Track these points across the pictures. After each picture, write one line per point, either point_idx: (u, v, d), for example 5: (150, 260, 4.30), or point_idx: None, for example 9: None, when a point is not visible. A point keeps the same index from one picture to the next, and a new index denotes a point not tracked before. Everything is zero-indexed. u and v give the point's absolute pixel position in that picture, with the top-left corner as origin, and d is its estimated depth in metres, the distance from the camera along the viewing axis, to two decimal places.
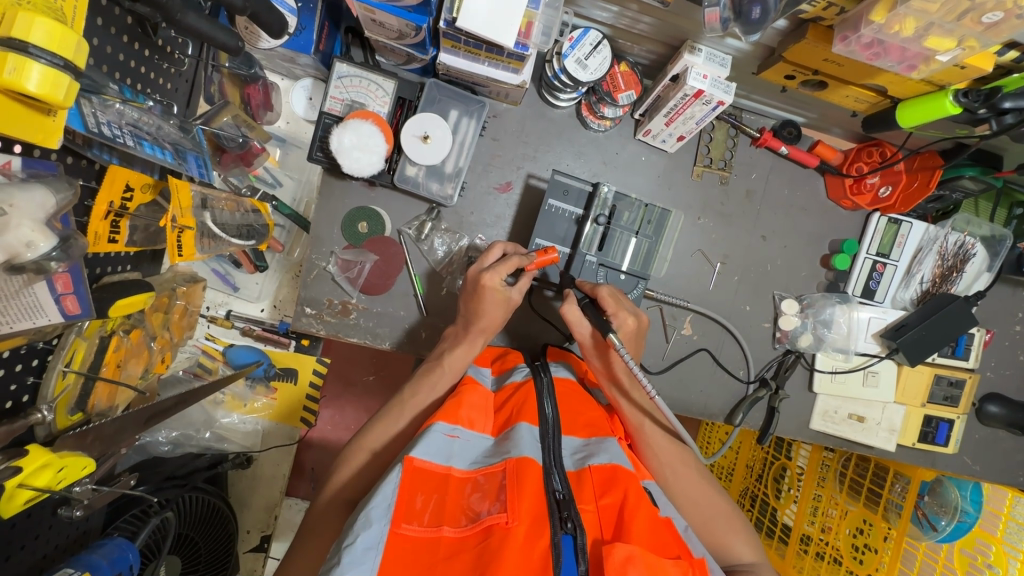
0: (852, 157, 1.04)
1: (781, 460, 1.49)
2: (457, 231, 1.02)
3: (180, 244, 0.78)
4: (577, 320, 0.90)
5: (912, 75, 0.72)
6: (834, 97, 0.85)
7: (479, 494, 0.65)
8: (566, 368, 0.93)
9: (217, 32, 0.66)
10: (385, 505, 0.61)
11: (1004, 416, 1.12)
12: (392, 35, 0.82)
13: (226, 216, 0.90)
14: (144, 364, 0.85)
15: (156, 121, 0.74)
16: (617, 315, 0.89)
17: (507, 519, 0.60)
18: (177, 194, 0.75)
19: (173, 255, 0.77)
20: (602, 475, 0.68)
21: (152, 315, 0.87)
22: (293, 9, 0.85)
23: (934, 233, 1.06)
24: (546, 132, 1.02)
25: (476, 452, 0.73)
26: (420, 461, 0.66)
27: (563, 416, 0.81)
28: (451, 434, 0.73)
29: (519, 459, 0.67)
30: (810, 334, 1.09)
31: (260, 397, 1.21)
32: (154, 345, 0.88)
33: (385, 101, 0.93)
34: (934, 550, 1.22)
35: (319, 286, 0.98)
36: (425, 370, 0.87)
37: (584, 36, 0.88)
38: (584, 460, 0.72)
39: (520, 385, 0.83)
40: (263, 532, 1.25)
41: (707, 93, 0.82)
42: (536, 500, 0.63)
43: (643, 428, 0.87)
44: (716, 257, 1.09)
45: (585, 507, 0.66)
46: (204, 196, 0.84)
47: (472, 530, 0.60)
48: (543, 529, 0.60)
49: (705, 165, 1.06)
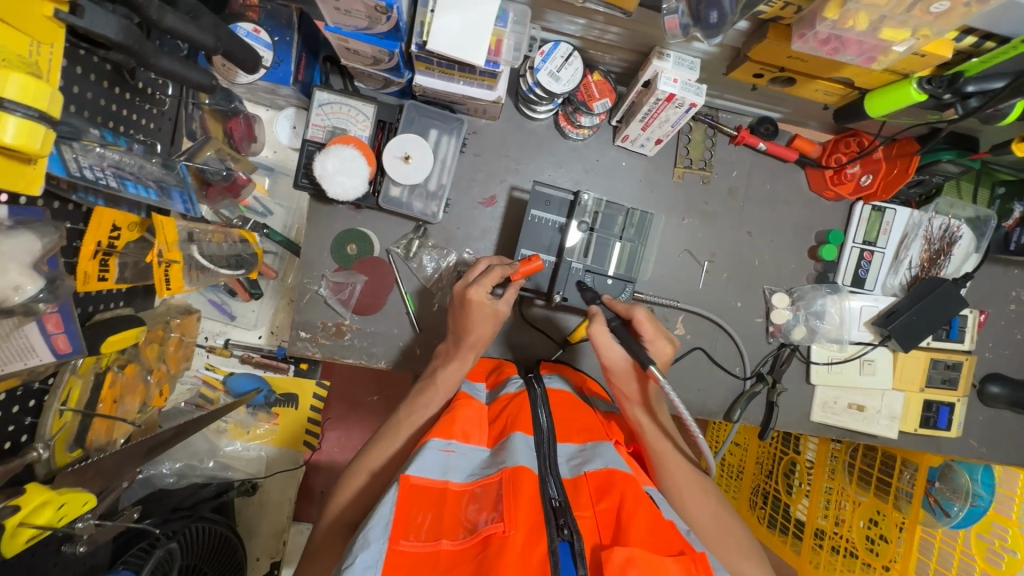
0: (830, 149, 1.06)
1: (789, 455, 1.55)
2: (445, 247, 1.03)
3: (169, 278, 0.80)
4: (607, 342, 0.87)
5: (873, 66, 0.72)
6: (803, 92, 0.86)
7: (476, 505, 0.65)
8: (560, 380, 0.94)
9: (190, 70, 0.68)
10: (383, 525, 0.62)
11: (1006, 396, 1.15)
12: (367, 61, 0.84)
13: (215, 248, 0.93)
14: (141, 398, 0.86)
15: (139, 161, 0.76)
16: (654, 341, 0.87)
17: (504, 528, 0.60)
18: (161, 229, 0.77)
19: (162, 289, 0.80)
20: (598, 481, 0.69)
21: (147, 348, 0.88)
22: (268, 45, 0.84)
23: (918, 217, 1.07)
24: (526, 144, 1.04)
25: (473, 464, 0.74)
26: (416, 478, 0.68)
27: (558, 424, 0.82)
28: (447, 448, 0.74)
29: (514, 469, 0.68)
30: (803, 326, 1.10)
31: (262, 423, 1.22)
32: (150, 378, 0.89)
33: (366, 125, 0.95)
34: (950, 537, 1.31)
35: (313, 309, 1.00)
36: (419, 388, 0.89)
37: (555, 50, 0.89)
38: (580, 466, 0.73)
39: (515, 396, 0.84)
40: (273, 558, 1.23)
41: (679, 96, 0.85)
42: (533, 508, 0.64)
43: (660, 447, 0.86)
44: (703, 255, 1.10)
45: (582, 513, 0.66)
46: (189, 231, 0.88)
47: (471, 541, 0.61)
48: (540, 535, 0.61)
49: (686, 166, 1.07)
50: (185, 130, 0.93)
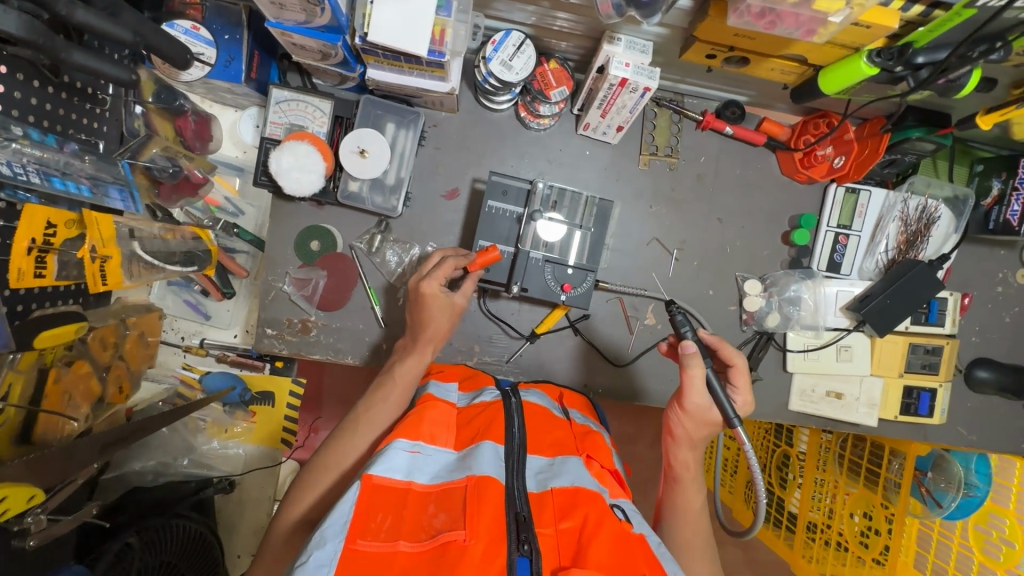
0: (799, 130, 1.03)
1: (783, 447, 1.54)
2: (408, 241, 1.03)
3: (104, 273, 0.80)
4: (698, 388, 0.87)
5: (814, 39, 0.69)
6: (759, 71, 0.84)
7: (438, 513, 0.65)
8: (538, 395, 0.92)
9: (104, 65, 0.68)
10: (341, 524, 0.62)
11: (994, 381, 1.11)
12: (316, 56, 0.84)
13: (159, 244, 0.91)
14: (94, 395, 0.86)
15: (65, 158, 0.76)
16: (739, 392, 0.92)
17: (464, 537, 0.60)
18: (97, 226, 0.77)
19: (96, 285, 0.79)
20: (564, 497, 0.68)
21: (101, 347, 0.88)
22: (210, 41, 0.86)
23: (892, 199, 1.04)
24: (488, 136, 1.03)
25: (438, 468, 0.73)
26: (379, 478, 0.67)
27: (530, 434, 0.81)
28: (413, 449, 0.73)
29: (481, 477, 0.67)
30: (777, 313, 1.08)
31: (239, 422, 1.23)
32: (107, 376, 0.90)
33: (323, 121, 0.95)
34: (950, 530, 1.28)
35: (278, 306, 1.01)
36: (381, 385, 0.88)
37: (507, 38, 0.88)
38: (547, 481, 0.71)
39: (488, 405, 0.83)
40: (252, 556, 1.25)
41: (631, 80, 0.84)
42: (495, 519, 0.63)
43: (683, 486, 0.90)
44: (673, 244, 1.08)
45: (543, 530, 0.64)
46: (130, 227, 0.85)
47: (429, 546, 0.60)
48: (498, 547, 0.60)
49: (651, 153, 1.06)
50: (124, 126, 0.87)
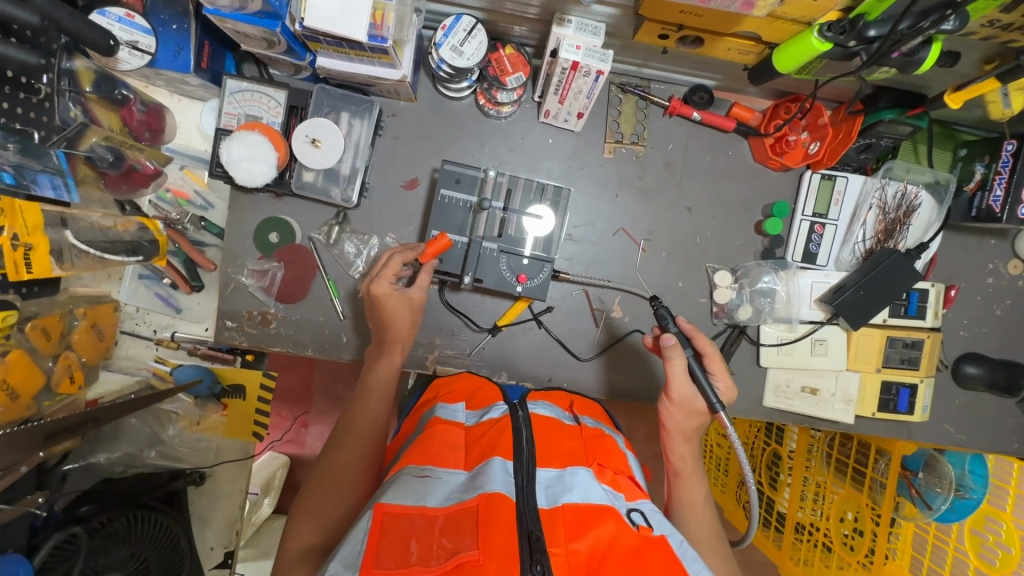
0: (770, 115, 0.98)
1: (772, 446, 1.48)
2: (366, 233, 1.02)
3: (30, 262, 0.83)
4: (680, 377, 0.85)
5: (754, 12, 0.67)
6: (716, 52, 0.81)
7: (449, 536, 0.58)
8: (545, 406, 0.86)
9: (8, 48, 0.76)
10: (352, 556, 0.56)
11: (983, 376, 1.06)
12: (262, 45, 0.83)
13: (93, 232, 0.93)
14: (35, 382, 0.90)
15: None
16: (721, 380, 0.88)
17: (478, 557, 0.55)
18: (22, 214, 0.81)
19: (20, 271, 0.82)
20: (577, 514, 0.62)
21: (44, 338, 0.91)
22: (148, 29, 0.85)
23: (870, 185, 0.99)
24: (447, 124, 1.01)
25: (449, 488, 0.66)
26: (390, 505, 0.60)
27: (540, 447, 0.74)
28: (423, 474, 0.67)
29: (491, 495, 0.61)
30: (748, 305, 1.04)
31: (211, 414, 1.22)
32: (53, 364, 0.94)
33: (278, 111, 0.94)
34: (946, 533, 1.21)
35: (237, 298, 1.01)
36: (366, 392, 0.87)
37: (457, 23, 0.86)
38: (557, 496, 0.64)
39: (497, 420, 0.77)
40: (225, 548, 1.25)
41: (583, 64, 0.81)
42: (507, 537, 0.58)
43: (684, 481, 0.86)
44: (640, 234, 1.05)
45: (554, 550, 0.58)
46: (62, 216, 0.89)
47: (442, 570, 0.54)
48: (512, 567, 0.55)
49: (616, 140, 1.03)
50: (57, 116, 0.85)
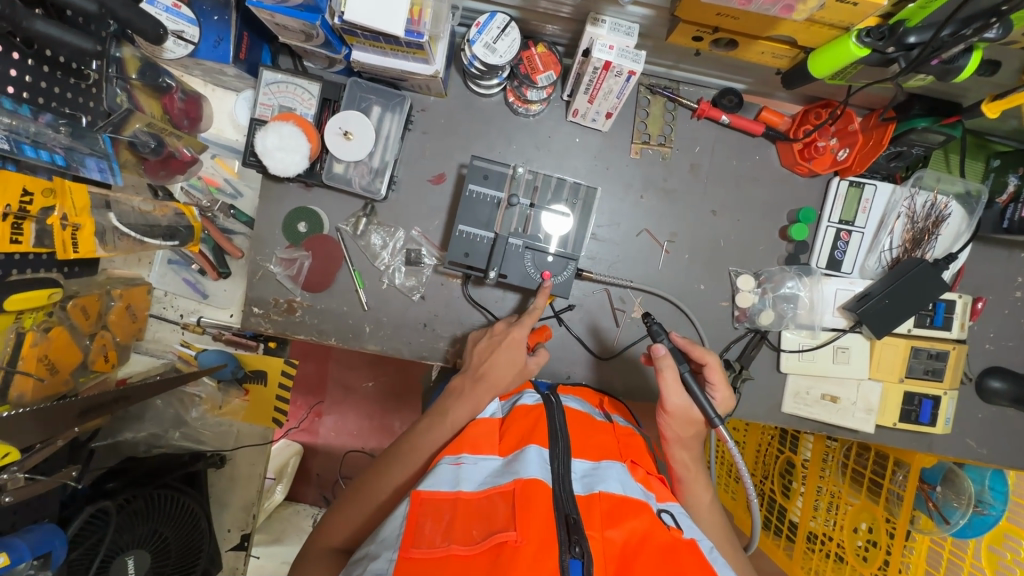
0: (799, 121, 0.99)
1: (787, 453, 1.47)
2: (392, 225, 1.03)
3: (76, 242, 0.88)
4: (674, 387, 0.84)
5: (793, 16, 0.66)
6: (749, 55, 0.81)
7: (488, 516, 0.58)
8: (577, 401, 0.87)
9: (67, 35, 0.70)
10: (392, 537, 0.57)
11: (1008, 391, 1.04)
12: (301, 37, 0.85)
13: (133, 215, 0.98)
14: (72, 360, 0.94)
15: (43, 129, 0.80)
16: (717, 389, 0.89)
17: (516, 537, 0.55)
18: (71, 196, 0.85)
19: (67, 252, 0.87)
20: (613, 503, 0.61)
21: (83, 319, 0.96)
22: (193, 19, 0.89)
23: (900, 193, 0.98)
24: (475, 120, 1.02)
25: (484, 473, 0.65)
26: (427, 491, 0.61)
27: (575, 438, 0.74)
28: (458, 462, 0.67)
29: (528, 481, 0.60)
30: (770, 311, 1.03)
31: (234, 399, 1.25)
32: (91, 344, 0.99)
33: (311, 103, 0.96)
34: (962, 550, 1.20)
35: (265, 285, 1.02)
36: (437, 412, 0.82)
37: (491, 21, 0.87)
38: (594, 484, 0.64)
39: (531, 410, 0.76)
40: (241, 531, 1.29)
41: (615, 64, 0.81)
42: (546, 522, 0.57)
43: (692, 488, 0.85)
44: (664, 236, 1.05)
45: (592, 534, 0.58)
46: (106, 198, 0.94)
47: (480, 548, 0.55)
48: (549, 551, 0.54)
49: (643, 141, 1.03)
50: (104, 101, 0.86)
